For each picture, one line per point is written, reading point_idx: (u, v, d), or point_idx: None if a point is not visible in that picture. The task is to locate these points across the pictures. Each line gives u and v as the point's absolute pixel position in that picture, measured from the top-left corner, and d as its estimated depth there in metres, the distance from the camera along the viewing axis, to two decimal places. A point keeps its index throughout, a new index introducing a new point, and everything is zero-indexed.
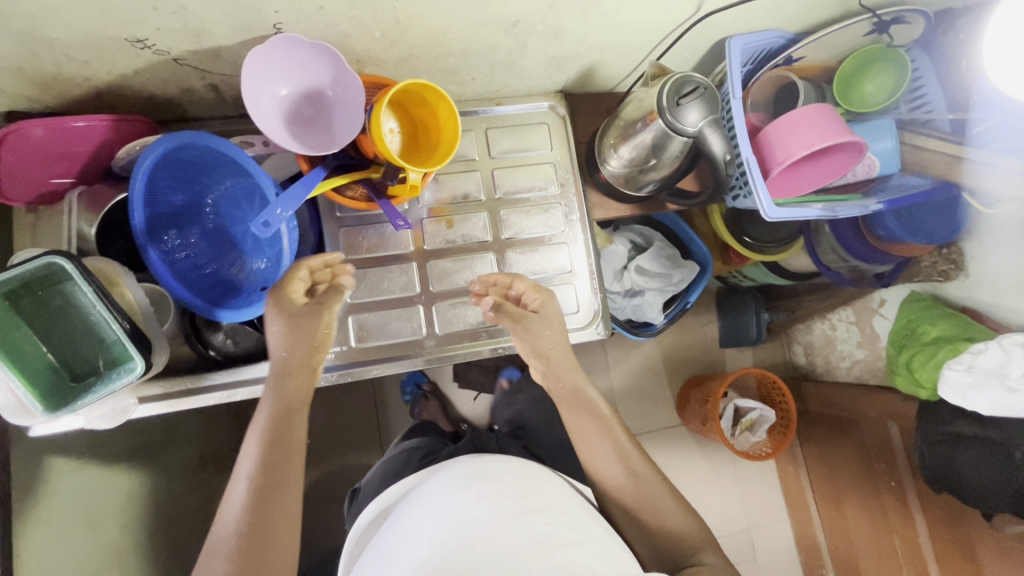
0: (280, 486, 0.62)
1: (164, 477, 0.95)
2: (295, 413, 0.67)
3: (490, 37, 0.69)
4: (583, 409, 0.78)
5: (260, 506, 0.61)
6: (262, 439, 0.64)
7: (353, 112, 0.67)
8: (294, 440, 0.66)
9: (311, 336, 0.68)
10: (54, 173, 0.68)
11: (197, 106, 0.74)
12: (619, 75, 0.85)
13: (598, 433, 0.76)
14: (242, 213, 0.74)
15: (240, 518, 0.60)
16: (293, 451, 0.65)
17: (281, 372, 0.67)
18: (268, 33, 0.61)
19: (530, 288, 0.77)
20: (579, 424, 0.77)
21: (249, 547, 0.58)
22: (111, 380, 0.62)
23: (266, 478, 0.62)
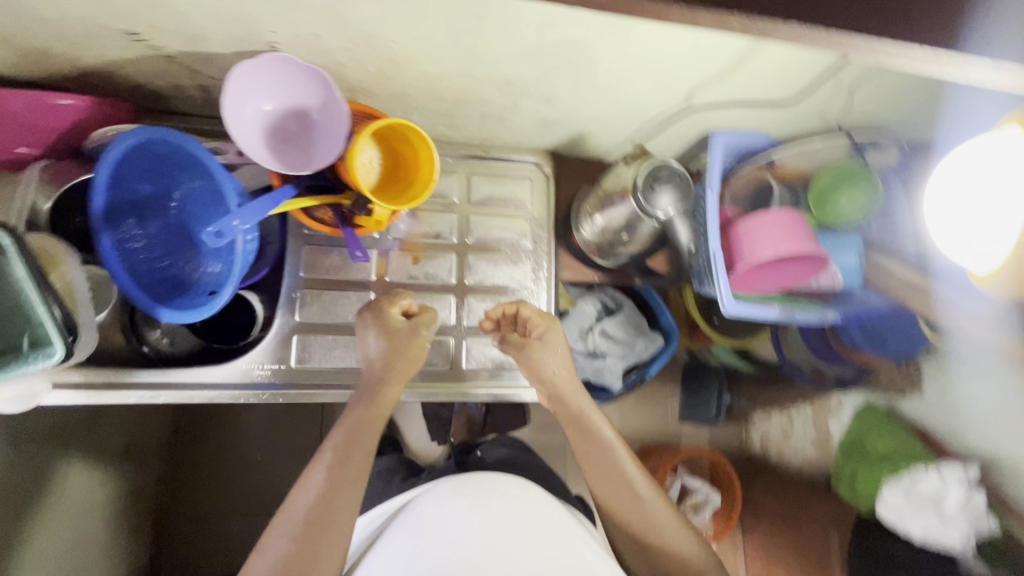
0: (343, 485, 0.65)
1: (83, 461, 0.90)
2: (374, 420, 0.70)
3: (484, 90, 0.71)
4: (594, 438, 0.77)
5: (325, 505, 0.63)
6: (342, 437, 0.68)
7: (335, 137, 0.67)
8: (365, 443, 0.68)
9: (406, 355, 0.73)
10: (20, 143, 0.67)
11: (185, 102, 0.74)
12: (608, 146, 0.87)
13: (605, 466, 0.76)
14: (206, 214, 0.73)
15: (308, 511, 0.63)
16: (362, 455, 0.67)
17: (376, 383, 0.72)
18: (262, 49, 0.62)
19: (536, 314, 0.79)
20: (591, 451, 0.77)
21: (307, 538, 0.61)
22: (24, 362, 0.58)
23: (336, 477, 0.65)
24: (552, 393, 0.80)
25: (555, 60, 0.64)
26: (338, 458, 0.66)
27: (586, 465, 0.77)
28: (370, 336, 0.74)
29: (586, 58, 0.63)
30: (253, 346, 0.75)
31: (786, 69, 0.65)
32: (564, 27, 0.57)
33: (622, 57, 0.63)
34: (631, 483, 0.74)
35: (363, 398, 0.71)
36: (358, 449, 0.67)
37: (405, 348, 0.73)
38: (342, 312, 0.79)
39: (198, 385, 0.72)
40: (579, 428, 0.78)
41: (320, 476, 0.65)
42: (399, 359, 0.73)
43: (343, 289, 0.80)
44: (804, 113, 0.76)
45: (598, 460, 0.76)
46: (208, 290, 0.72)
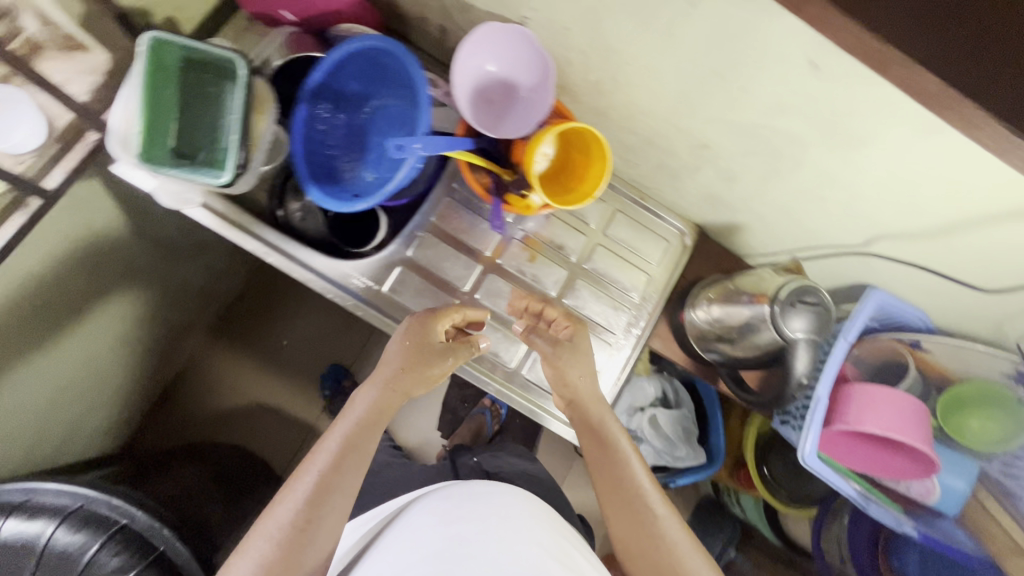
0: (336, 489, 0.62)
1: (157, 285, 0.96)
2: (380, 424, 0.69)
3: (676, 142, 0.72)
4: (618, 484, 0.69)
5: (316, 505, 0.61)
6: (343, 440, 0.65)
7: (527, 120, 0.72)
8: (368, 446, 0.67)
9: (427, 369, 0.72)
10: (284, 8, 0.76)
11: (420, 35, 0.82)
12: (757, 248, 0.85)
13: (620, 488, 0.69)
14: (387, 130, 0.80)
15: (295, 514, 0.60)
16: (364, 460, 0.66)
17: (390, 386, 0.70)
18: (514, 19, 0.67)
19: (561, 314, 0.77)
20: (601, 466, 0.71)
21: (291, 544, 0.58)
22: (197, 171, 0.66)
23: (331, 478, 0.63)
24: (571, 399, 0.76)
25: (761, 146, 0.64)
26: (337, 459, 0.64)
27: (600, 486, 0.71)
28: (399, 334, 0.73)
29: (792, 157, 0.63)
30: (362, 257, 0.80)
31: (991, 260, 0.60)
32: (791, 119, 0.58)
33: (829, 172, 0.61)
34: (647, 504, 0.67)
35: (373, 392, 0.69)
36: (358, 451, 0.66)
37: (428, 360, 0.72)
38: (446, 269, 0.82)
39: (303, 264, 0.77)
40: (596, 437, 0.73)
41: (309, 479, 0.62)
42: (416, 374, 0.71)
43: (458, 249, 0.82)
44: (979, 314, 0.70)
45: (605, 484, 0.70)
46: (354, 192, 0.77)
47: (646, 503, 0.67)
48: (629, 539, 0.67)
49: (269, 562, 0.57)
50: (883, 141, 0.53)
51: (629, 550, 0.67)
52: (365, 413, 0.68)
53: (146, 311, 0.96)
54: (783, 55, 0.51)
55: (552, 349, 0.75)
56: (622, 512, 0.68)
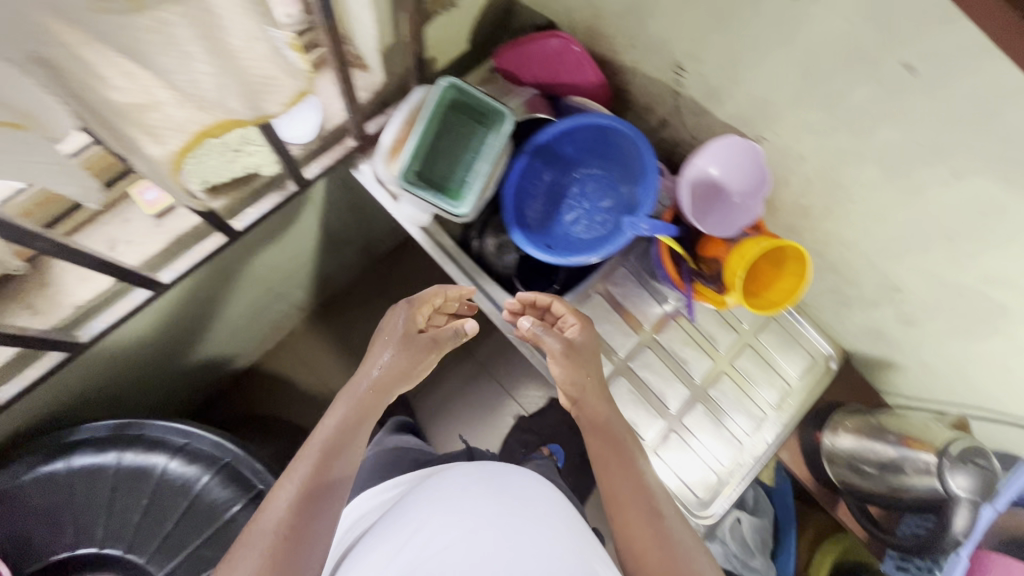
0: (321, 496, 0.60)
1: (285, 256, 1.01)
2: (365, 423, 0.67)
3: (864, 276, 0.77)
4: (627, 478, 0.68)
5: (305, 512, 0.58)
6: (321, 448, 0.63)
7: (728, 223, 0.79)
8: (356, 446, 0.65)
9: (417, 363, 0.72)
10: (530, 73, 0.86)
11: (637, 120, 0.90)
12: (904, 388, 0.87)
13: (629, 483, 0.68)
14: (587, 195, 0.87)
15: (280, 524, 0.57)
16: (350, 463, 0.64)
17: (377, 387, 0.69)
18: (749, 135, 0.74)
19: (568, 311, 0.77)
20: (612, 472, 0.69)
21: (279, 556, 0.56)
22: (439, 198, 0.75)
23: (315, 485, 0.60)
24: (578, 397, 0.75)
25: (961, 305, 0.68)
26: (322, 457, 0.62)
27: (608, 492, 0.68)
28: (386, 339, 0.73)
29: (992, 324, 0.66)
30: None
31: None
32: (1008, 293, 0.62)
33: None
34: (655, 505, 0.66)
35: (358, 389, 0.68)
36: (347, 448, 0.64)
37: (417, 356, 0.73)
38: (606, 332, 0.87)
39: (486, 295, 0.83)
40: (614, 444, 0.71)
41: (295, 480, 0.60)
42: (408, 367, 0.71)
43: (622, 317, 0.87)
44: None
45: (617, 498, 0.67)
46: (547, 242, 0.84)
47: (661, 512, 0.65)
48: (648, 546, 0.62)
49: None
50: None
51: (638, 557, 0.62)
52: (347, 409, 0.66)
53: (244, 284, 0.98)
54: None
55: (563, 346, 0.74)
56: (637, 517, 0.64)
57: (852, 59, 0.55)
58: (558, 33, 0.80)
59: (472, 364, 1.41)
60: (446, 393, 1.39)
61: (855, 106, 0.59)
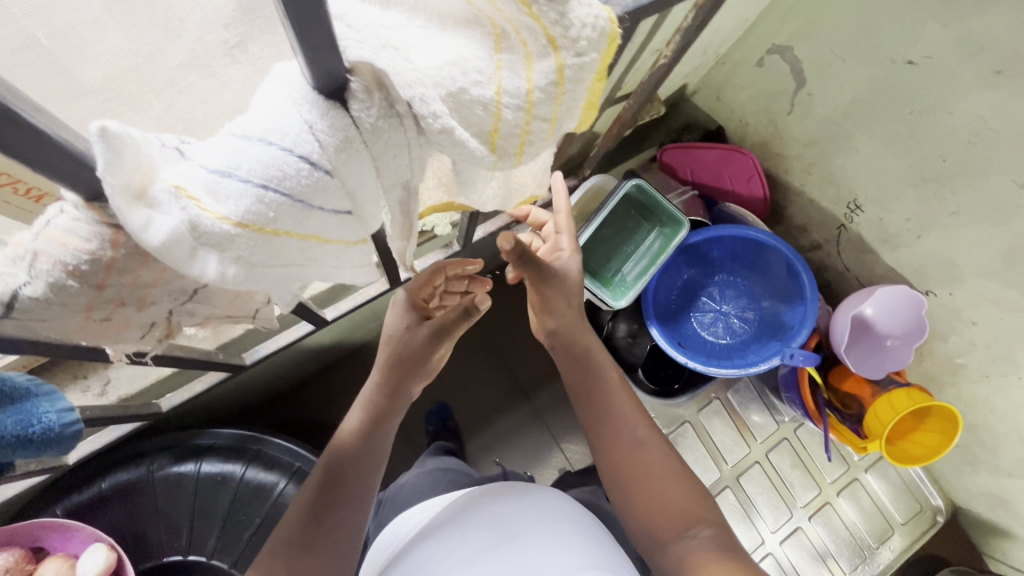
0: (336, 493, 0.55)
1: None
2: (385, 417, 0.61)
3: (1005, 447, 0.75)
4: (600, 409, 0.58)
5: (319, 512, 0.53)
6: (341, 447, 0.58)
7: (878, 365, 0.78)
8: (376, 442, 0.59)
9: (427, 355, 0.65)
10: (693, 173, 0.88)
11: (785, 235, 0.91)
12: (1016, 563, 0.84)
13: (597, 414, 0.58)
14: (724, 301, 0.88)
15: (300, 528, 0.53)
16: (376, 463, 0.59)
17: (400, 379, 0.63)
18: (915, 285, 0.74)
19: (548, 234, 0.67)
20: (593, 404, 0.58)
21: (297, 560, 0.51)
22: (598, 287, 0.77)
23: (326, 482, 0.55)
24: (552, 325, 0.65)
25: None
26: (342, 453, 0.57)
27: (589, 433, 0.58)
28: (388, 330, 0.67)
29: None
30: (657, 396, 0.86)
31: None
32: None
33: None
34: (628, 430, 0.56)
35: (374, 378, 0.63)
36: (371, 443, 0.59)
37: (426, 347, 0.65)
38: (719, 440, 0.87)
39: None
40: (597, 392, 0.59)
41: (314, 476, 0.56)
42: (419, 355, 0.65)
43: (737, 428, 0.88)
44: None
45: (602, 434, 0.56)
46: (680, 340, 0.85)
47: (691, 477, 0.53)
48: (661, 497, 0.52)
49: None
50: None
51: (624, 482, 0.54)
52: (366, 402, 0.61)
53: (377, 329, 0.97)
54: None
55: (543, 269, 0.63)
56: (630, 448, 0.55)
57: None
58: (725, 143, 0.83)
59: (527, 409, 1.15)
60: (491, 438, 1.13)
61: None
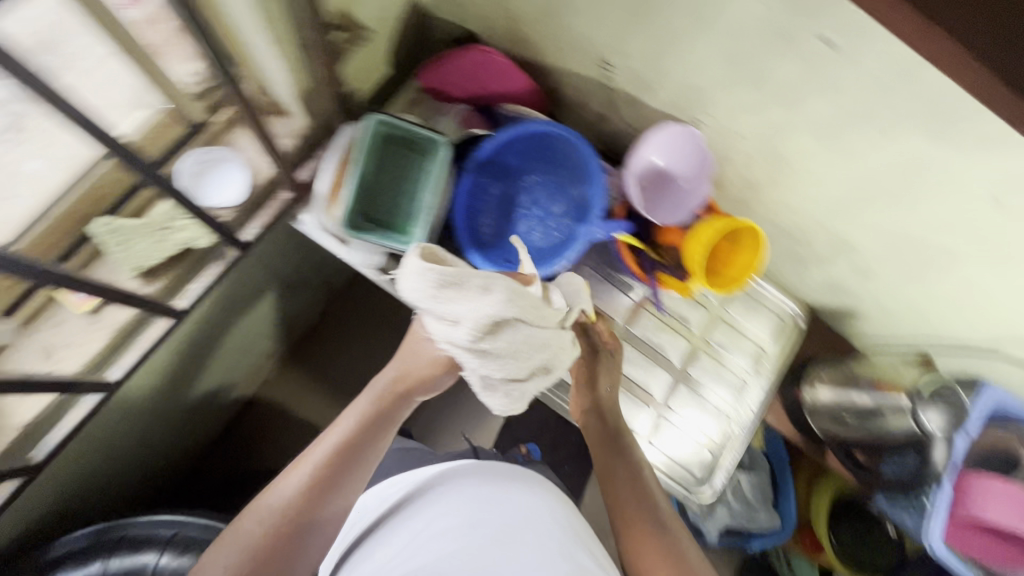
0: (325, 497, 0.61)
1: (253, 311, 0.98)
2: (376, 429, 0.66)
3: (817, 236, 0.78)
4: (640, 496, 0.72)
5: (304, 510, 0.60)
6: (334, 446, 0.63)
7: (682, 208, 0.79)
8: (368, 454, 0.65)
9: (417, 367, 0.69)
10: (459, 86, 0.84)
11: (573, 117, 0.89)
12: (871, 334, 0.90)
13: (637, 489, 0.72)
14: (536, 202, 0.85)
15: (281, 518, 0.59)
16: (361, 469, 0.64)
17: (353, 452, 0.64)
18: (685, 119, 0.74)
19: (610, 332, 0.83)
20: (618, 479, 0.73)
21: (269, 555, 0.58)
22: (390, 236, 0.72)
23: (314, 487, 0.61)
24: (594, 406, 0.80)
25: (910, 252, 0.70)
26: (284, 523, 0.59)
27: (612, 494, 0.73)
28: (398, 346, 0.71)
29: (941, 265, 0.69)
30: None
31: None
32: (953, 237, 0.64)
33: (974, 282, 0.68)
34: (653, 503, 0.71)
35: (331, 450, 0.63)
36: (316, 514, 0.61)
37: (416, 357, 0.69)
38: None
39: None
40: (611, 442, 0.76)
41: (257, 530, 0.58)
42: (409, 372, 0.69)
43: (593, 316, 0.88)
44: None
45: (622, 503, 0.71)
46: (505, 258, 0.83)
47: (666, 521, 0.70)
48: (651, 556, 0.67)
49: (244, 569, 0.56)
50: None
51: (637, 547, 0.68)
52: (315, 474, 0.62)
53: (223, 351, 0.98)
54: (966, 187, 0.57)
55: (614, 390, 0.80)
56: (649, 530, 0.68)
57: (772, 38, 0.55)
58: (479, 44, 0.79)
59: None
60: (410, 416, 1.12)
61: (782, 82, 0.59)
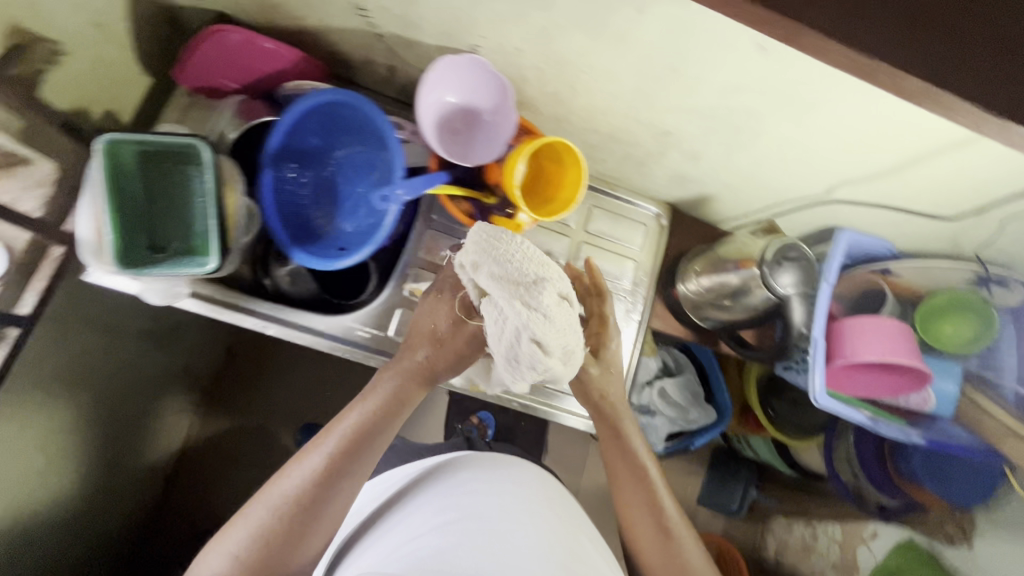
0: (340, 480, 0.66)
1: (112, 378, 0.92)
2: (395, 414, 0.71)
3: (640, 134, 0.76)
4: (639, 484, 0.78)
5: (321, 491, 0.65)
6: (352, 429, 0.68)
7: (496, 142, 0.74)
8: (381, 438, 0.70)
9: (453, 352, 0.73)
10: (228, 76, 0.75)
11: (368, 77, 0.82)
12: (730, 214, 0.90)
13: (641, 485, 0.77)
14: (355, 177, 0.79)
15: (296, 497, 0.64)
16: (373, 450, 0.69)
17: (359, 447, 0.68)
18: (465, 49, 0.69)
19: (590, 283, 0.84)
20: (626, 486, 0.78)
21: (282, 532, 0.62)
22: (182, 263, 0.65)
23: (329, 471, 0.65)
24: (596, 405, 0.81)
25: (721, 125, 0.68)
26: (286, 510, 0.63)
27: (618, 483, 0.80)
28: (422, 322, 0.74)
29: (751, 128, 0.67)
30: (360, 306, 0.80)
31: (939, 190, 0.67)
32: (747, 97, 0.61)
33: (785, 137, 0.66)
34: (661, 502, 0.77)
35: (336, 445, 0.67)
36: (323, 505, 0.65)
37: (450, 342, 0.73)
38: None
39: (304, 327, 0.77)
40: (614, 435, 0.80)
41: (266, 513, 0.63)
42: (441, 350, 0.73)
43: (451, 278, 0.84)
44: (935, 233, 0.78)
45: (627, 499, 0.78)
46: (337, 245, 0.77)
47: (654, 490, 0.77)
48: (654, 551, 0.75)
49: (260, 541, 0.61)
50: (827, 102, 0.58)
51: (638, 537, 0.77)
52: (323, 465, 0.66)
53: (96, 428, 0.91)
54: (730, 43, 0.54)
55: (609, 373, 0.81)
56: (653, 532, 0.75)
57: None
58: (235, 27, 0.70)
59: None
60: None
61: None
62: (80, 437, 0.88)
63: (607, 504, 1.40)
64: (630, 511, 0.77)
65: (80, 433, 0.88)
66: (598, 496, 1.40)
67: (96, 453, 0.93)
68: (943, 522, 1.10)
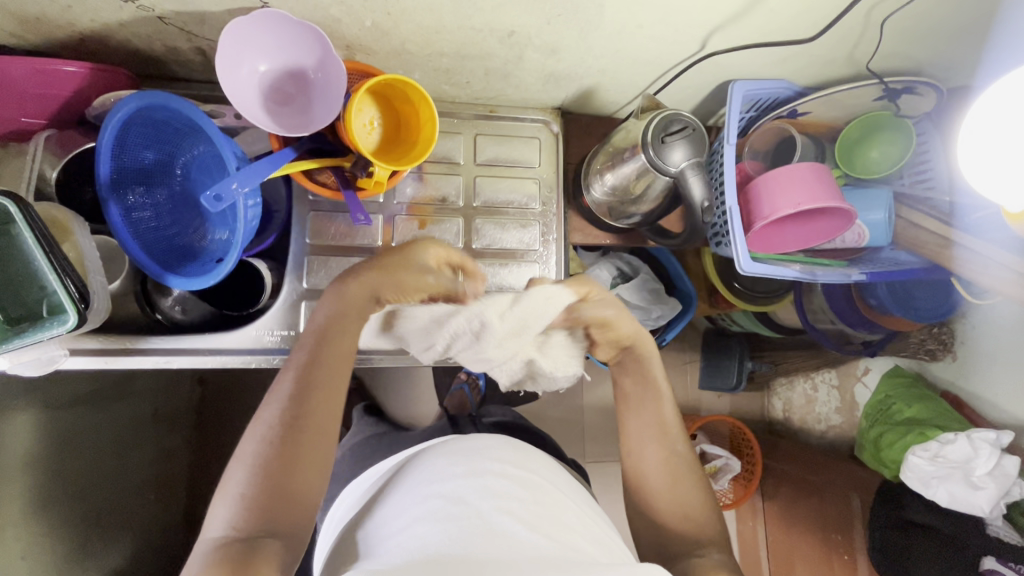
0: (306, 440, 0.58)
1: (62, 450, 0.90)
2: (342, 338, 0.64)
3: (486, 43, 0.68)
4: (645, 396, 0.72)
5: (288, 447, 0.57)
6: (305, 361, 0.62)
7: (332, 98, 0.66)
8: (339, 362, 0.63)
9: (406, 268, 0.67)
10: (26, 114, 0.68)
11: (184, 67, 0.73)
12: (621, 101, 0.83)
13: (653, 414, 0.71)
14: (210, 180, 0.74)
15: (266, 451, 0.57)
16: (329, 384, 0.62)
17: (316, 366, 0.62)
18: (254, 6, 0.60)
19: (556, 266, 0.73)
20: (635, 412, 0.72)
21: (268, 497, 0.55)
22: (42, 328, 0.61)
23: (292, 421, 0.58)
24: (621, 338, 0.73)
25: (560, 6, 0.60)
26: (276, 442, 0.57)
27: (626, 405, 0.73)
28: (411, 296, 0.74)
29: (591, 2, 0.59)
30: (262, 313, 0.76)
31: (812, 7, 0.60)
32: None
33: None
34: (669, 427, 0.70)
35: (303, 356, 0.62)
36: (305, 429, 0.58)
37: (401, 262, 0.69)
38: None
39: (210, 350, 0.73)
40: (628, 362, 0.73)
41: (261, 447, 0.57)
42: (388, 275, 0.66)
43: (349, 255, 0.79)
44: (831, 58, 0.71)
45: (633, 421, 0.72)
46: (216, 257, 0.72)
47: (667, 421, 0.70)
48: (655, 491, 0.67)
49: (233, 515, 0.53)
50: None
51: (643, 471, 0.69)
52: (295, 384, 0.60)
53: (71, 500, 0.91)
54: None
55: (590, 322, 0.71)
56: (655, 462, 0.68)
57: None
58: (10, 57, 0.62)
59: None
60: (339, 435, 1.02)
61: None
62: (52, 510, 0.88)
63: (606, 418, 1.41)
64: (632, 434, 0.71)
65: (50, 512, 0.87)
66: (595, 413, 1.41)
67: (82, 518, 0.94)
68: (924, 339, 1.08)
